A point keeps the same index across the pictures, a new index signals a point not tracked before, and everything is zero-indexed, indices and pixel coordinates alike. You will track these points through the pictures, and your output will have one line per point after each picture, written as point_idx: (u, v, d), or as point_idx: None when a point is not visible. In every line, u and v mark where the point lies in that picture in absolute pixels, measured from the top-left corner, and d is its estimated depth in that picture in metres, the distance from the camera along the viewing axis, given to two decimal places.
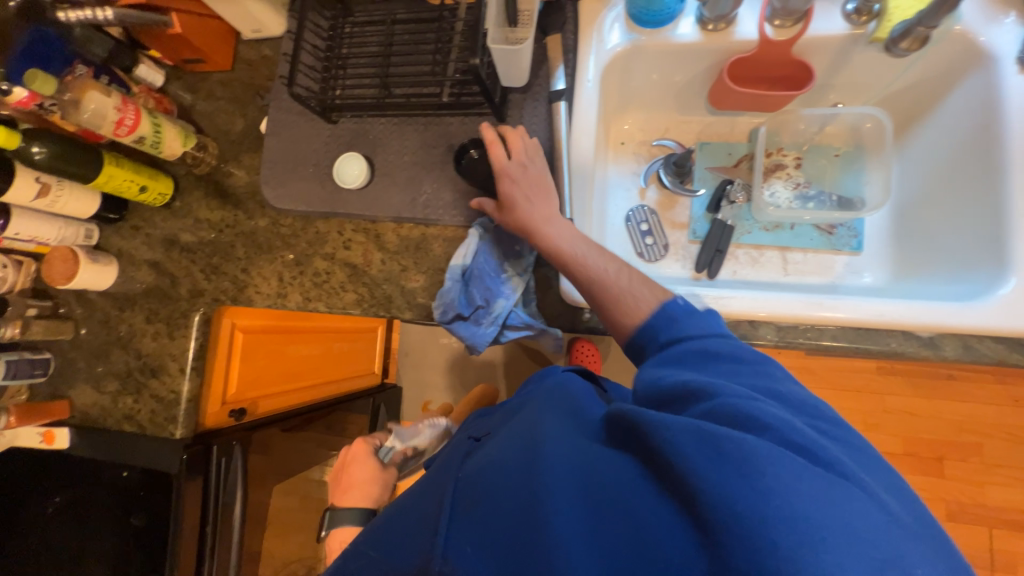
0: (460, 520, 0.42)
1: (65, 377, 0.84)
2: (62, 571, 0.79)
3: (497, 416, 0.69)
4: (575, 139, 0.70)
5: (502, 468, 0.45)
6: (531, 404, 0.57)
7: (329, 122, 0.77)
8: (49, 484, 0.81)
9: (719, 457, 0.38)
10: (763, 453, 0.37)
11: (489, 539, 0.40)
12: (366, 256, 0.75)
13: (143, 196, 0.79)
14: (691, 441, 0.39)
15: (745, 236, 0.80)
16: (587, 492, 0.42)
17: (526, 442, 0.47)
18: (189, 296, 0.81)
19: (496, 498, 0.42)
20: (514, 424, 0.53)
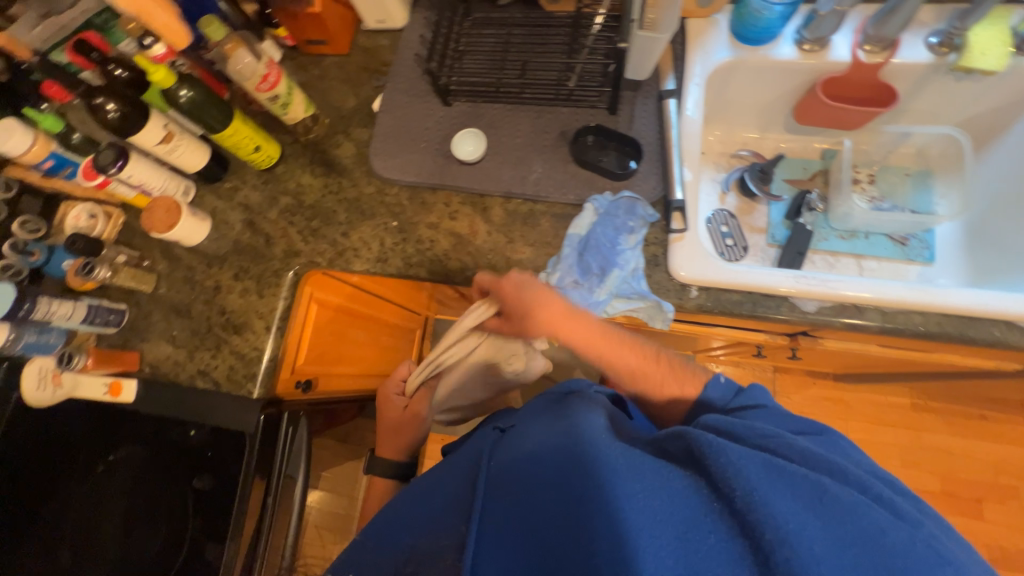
0: (490, 514, 0.51)
1: (137, 330, 0.82)
2: (103, 536, 0.73)
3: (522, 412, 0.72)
4: (681, 132, 0.77)
5: (528, 476, 0.53)
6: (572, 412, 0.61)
7: (445, 105, 0.82)
8: (105, 439, 0.77)
9: (772, 482, 0.41)
10: (803, 489, 0.41)
11: (510, 531, 0.49)
12: (472, 226, 0.77)
13: (254, 156, 0.81)
14: (751, 468, 0.42)
15: (824, 243, 0.86)
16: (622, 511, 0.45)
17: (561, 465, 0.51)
18: (283, 255, 0.82)
19: (520, 501, 0.51)
20: (536, 430, 0.60)
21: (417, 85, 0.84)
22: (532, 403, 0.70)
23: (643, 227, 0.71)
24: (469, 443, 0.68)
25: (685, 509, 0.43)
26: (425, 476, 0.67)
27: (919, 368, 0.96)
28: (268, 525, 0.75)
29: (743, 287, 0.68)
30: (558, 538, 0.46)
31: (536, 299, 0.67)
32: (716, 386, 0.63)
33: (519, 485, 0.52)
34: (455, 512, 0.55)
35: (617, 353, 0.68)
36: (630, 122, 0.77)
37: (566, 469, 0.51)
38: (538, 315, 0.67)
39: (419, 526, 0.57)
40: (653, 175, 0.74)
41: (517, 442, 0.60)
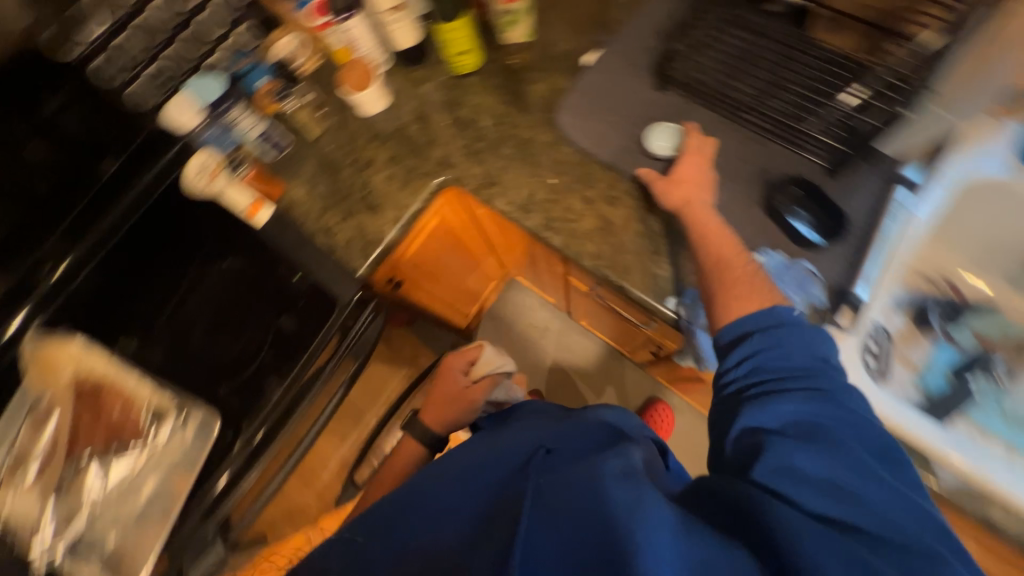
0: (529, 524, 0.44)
1: (289, 166, 0.88)
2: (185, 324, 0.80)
3: (561, 425, 0.66)
4: (907, 225, 0.70)
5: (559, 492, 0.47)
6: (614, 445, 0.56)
7: (657, 88, 0.77)
8: (225, 245, 0.84)
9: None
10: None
11: (540, 543, 0.42)
12: (624, 220, 0.74)
13: (456, 57, 0.82)
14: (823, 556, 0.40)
15: (979, 415, 0.75)
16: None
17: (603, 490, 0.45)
18: (438, 162, 0.83)
19: (550, 517, 0.44)
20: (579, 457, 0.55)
21: (636, 56, 0.79)
22: (585, 425, 0.64)
23: (804, 308, 0.65)
24: (512, 445, 0.63)
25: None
26: (463, 469, 0.62)
27: None
28: (319, 386, 0.79)
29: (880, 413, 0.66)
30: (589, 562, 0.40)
31: (700, 181, 0.68)
32: (794, 342, 0.55)
33: (550, 501, 0.46)
34: (490, 522, 0.48)
35: (733, 266, 0.63)
36: (844, 192, 0.68)
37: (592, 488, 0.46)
38: (688, 195, 0.67)
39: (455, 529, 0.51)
40: (842, 258, 0.66)
41: (557, 467, 0.54)
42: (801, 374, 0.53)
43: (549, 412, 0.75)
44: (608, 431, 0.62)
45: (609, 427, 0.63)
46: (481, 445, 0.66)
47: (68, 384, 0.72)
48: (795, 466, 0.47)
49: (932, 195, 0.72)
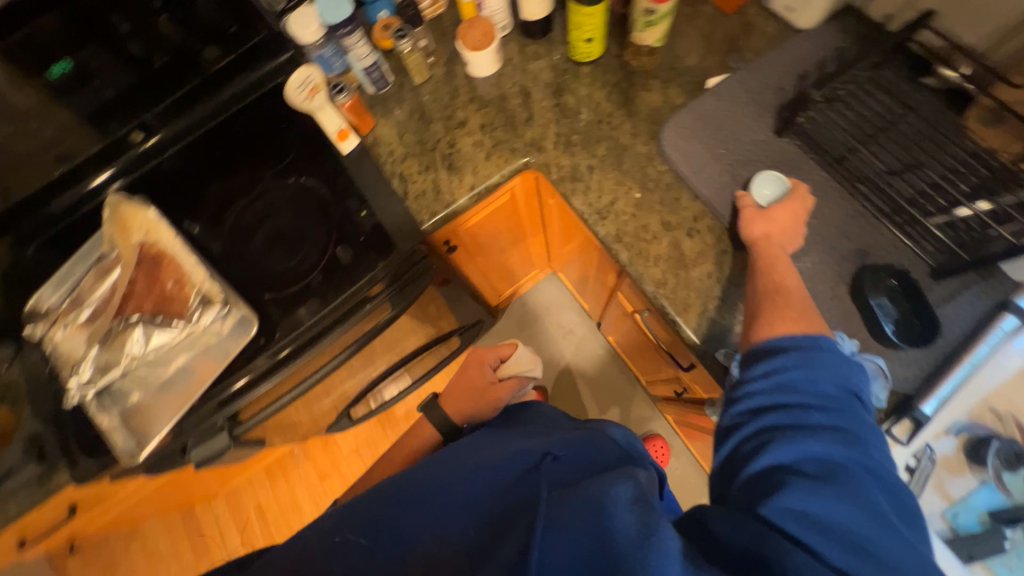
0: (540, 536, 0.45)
1: (385, 103, 0.89)
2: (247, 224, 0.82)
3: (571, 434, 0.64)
4: (998, 358, 0.64)
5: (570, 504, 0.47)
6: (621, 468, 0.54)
7: (774, 133, 0.73)
8: (305, 160, 0.84)
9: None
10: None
11: (547, 551, 0.44)
12: (697, 256, 0.72)
13: (580, 44, 0.79)
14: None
15: (1002, 567, 0.74)
16: None
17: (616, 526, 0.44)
18: (528, 141, 0.82)
19: (559, 545, 0.44)
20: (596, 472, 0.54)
21: (763, 93, 0.76)
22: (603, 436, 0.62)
23: None
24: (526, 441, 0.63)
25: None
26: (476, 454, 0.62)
27: None
28: (356, 320, 0.77)
29: None
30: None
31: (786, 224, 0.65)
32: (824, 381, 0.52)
33: (568, 510, 0.47)
34: (500, 523, 0.50)
35: (792, 300, 0.59)
36: (941, 298, 0.65)
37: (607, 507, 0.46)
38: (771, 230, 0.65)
39: (462, 516, 0.53)
40: (917, 365, 0.63)
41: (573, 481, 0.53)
42: (829, 408, 0.50)
43: (562, 419, 0.75)
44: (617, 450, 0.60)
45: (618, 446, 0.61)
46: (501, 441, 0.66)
47: (136, 245, 0.76)
48: (807, 512, 0.45)
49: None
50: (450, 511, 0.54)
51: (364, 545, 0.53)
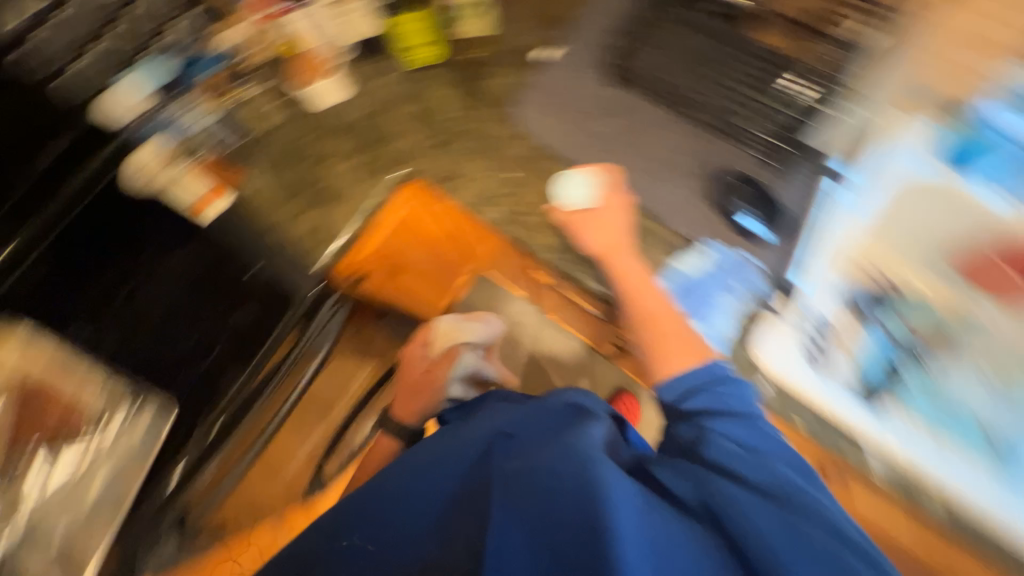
0: (503, 513, 0.45)
1: (246, 153, 0.83)
2: (131, 317, 0.78)
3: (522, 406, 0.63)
4: (840, 217, 0.73)
5: (529, 477, 0.47)
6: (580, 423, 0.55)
7: (608, 85, 0.81)
8: (174, 236, 0.81)
9: (793, 552, 0.42)
10: (808, 552, 0.42)
11: (510, 521, 0.44)
12: (579, 212, 0.77)
13: (418, 52, 0.84)
14: (770, 531, 0.44)
15: (917, 406, 0.72)
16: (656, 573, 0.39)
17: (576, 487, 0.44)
18: (398, 155, 0.84)
19: (518, 513, 0.44)
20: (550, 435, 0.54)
21: (591, 53, 0.82)
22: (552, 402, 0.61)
23: (748, 300, 0.72)
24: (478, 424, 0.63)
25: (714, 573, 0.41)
26: (433, 446, 0.62)
27: None
28: (285, 373, 0.79)
29: (809, 398, 0.69)
30: (562, 531, 0.41)
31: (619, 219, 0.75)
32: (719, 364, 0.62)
33: (529, 483, 0.46)
34: (466, 511, 0.50)
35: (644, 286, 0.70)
36: (781, 181, 0.75)
37: (568, 463, 0.46)
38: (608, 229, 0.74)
39: (431, 515, 0.54)
40: (778, 243, 0.74)
41: (528, 448, 0.53)
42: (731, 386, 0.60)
43: (520, 398, 0.67)
44: (574, 409, 0.59)
45: (576, 406, 0.60)
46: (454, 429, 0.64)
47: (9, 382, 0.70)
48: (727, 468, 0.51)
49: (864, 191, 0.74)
50: (422, 514, 0.54)
51: (371, 552, 0.53)
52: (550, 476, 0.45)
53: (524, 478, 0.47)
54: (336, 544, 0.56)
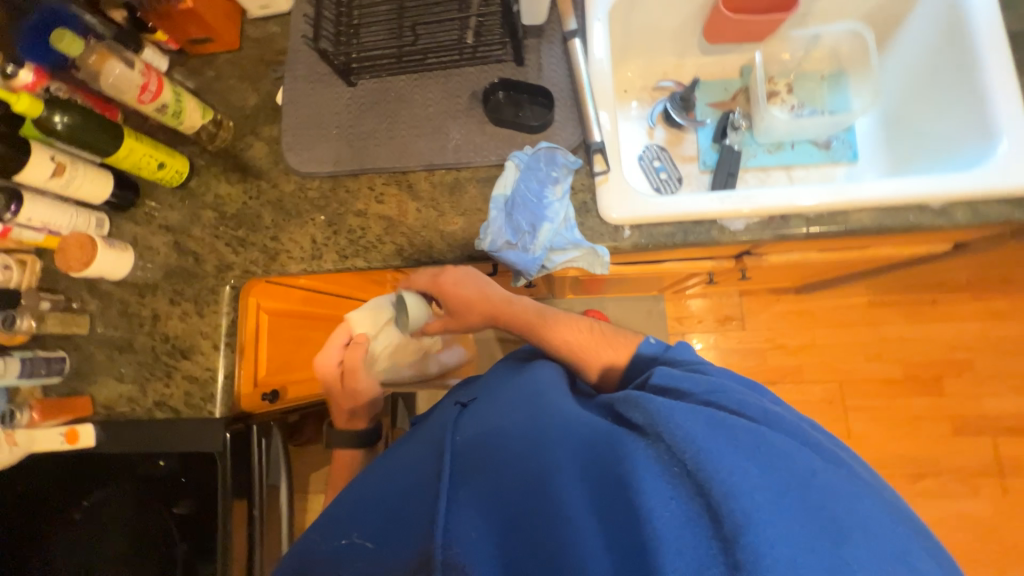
0: (458, 488, 0.48)
1: (83, 373, 0.79)
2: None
3: (478, 384, 0.71)
4: (595, 65, 0.78)
5: (486, 443, 0.52)
6: (532, 372, 0.63)
7: (349, 86, 0.79)
8: (72, 488, 0.76)
9: (725, 440, 0.44)
10: (738, 436, 0.45)
11: (468, 493, 0.48)
12: (400, 207, 0.76)
13: (161, 174, 0.77)
14: (702, 428, 0.45)
15: (751, 160, 0.89)
16: (602, 488, 0.46)
17: (533, 439, 0.51)
18: (216, 272, 0.79)
19: (475, 473, 0.49)
20: (504, 397, 0.60)
21: (316, 69, 0.80)
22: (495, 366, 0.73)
23: (567, 175, 0.71)
24: (436, 414, 0.65)
25: (657, 477, 0.44)
26: (393, 451, 0.62)
27: (863, 265, 1.00)
28: (262, 523, 0.77)
29: (671, 219, 0.70)
30: (520, 507, 0.46)
31: (474, 291, 0.76)
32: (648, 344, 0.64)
33: (486, 453, 0.51)
34: (425, 489, 0.51)
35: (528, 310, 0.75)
36: (538, 71, 0.76)
37: (519, 438, 0.52)
38: (474, 306, 0.76)
39: (389, 501, 0.52)
40: (570, 120, 0.74)
41: (483, 414, 0.58)
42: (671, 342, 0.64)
43: (467, 386, 0.73)
44: (518, 375, 0.64)
45: (521, 372, 0.65)
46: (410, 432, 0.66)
47: None
48: (676, 389, 0.54)
49: (597, 37, 0.79)
50: (370, 513, 0.53)
51: (370, 549, 0.50)
52: (503, 451, 0.51)
53: (479, 440, 0.53)
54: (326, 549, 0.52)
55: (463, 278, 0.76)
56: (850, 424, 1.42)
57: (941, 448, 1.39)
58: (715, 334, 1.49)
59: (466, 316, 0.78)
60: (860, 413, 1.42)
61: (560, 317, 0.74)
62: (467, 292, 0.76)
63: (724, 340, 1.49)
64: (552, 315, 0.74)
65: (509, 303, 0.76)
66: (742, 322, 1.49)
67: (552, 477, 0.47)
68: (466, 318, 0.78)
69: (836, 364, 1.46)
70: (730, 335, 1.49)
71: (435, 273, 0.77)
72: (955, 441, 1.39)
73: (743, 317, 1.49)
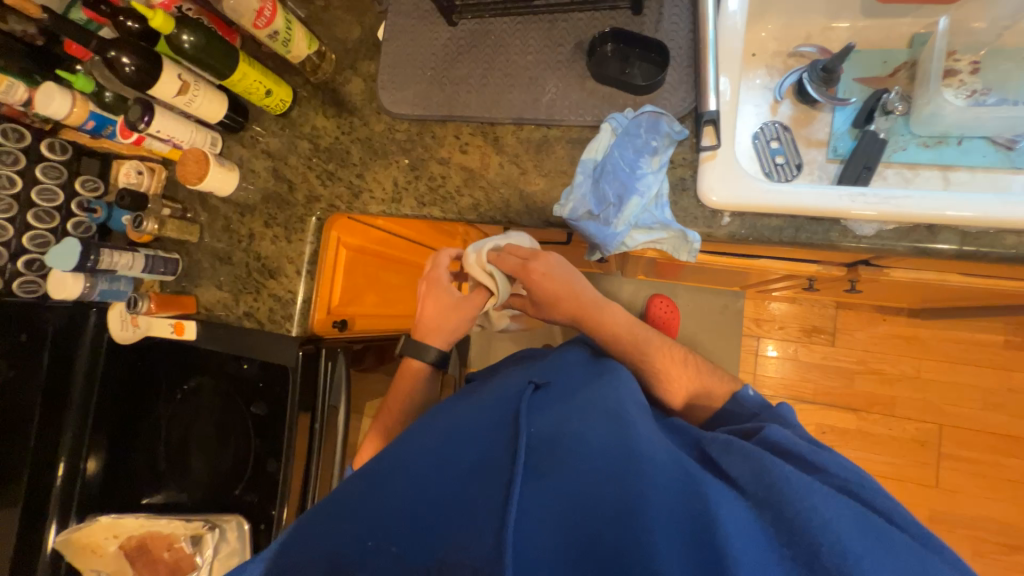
0: (532, 487, 0.47)
1: (190, 276, 0.89)
2: (178, 453, 0.89)
3: (544, 369, 0.69)
4: (723, 20, 0.67)
5: (566, 448, 0.51)
6: (613, 387, 0.60)
7: (450, 26, 0.75)
8: (178, 372, 0.90)
9: (860, 538, 0.40)
10: (877, 538, 0.41)
11: (542, 498, 0.47)
12: (483, 159, 0.73)
13: (267, 101, 0.80)
14: (838, 519, 0.42)
15: (896, 153, 0.74)
16: (693, 536, 0.43)
17: (617, 459, 0.48)
18: (306, 201, 0.84)
19: (550, 478, 0.48)
20: (584, 402, 0.58)
21: (420, 5, 0.77)
22: (562, 357, 0.72)
23: (667, 147, 0.64)
24: (501, 389, 0.64)
25: (756, 550, 0.42)
26: (451, 416, 0.61)
27: (1013, 298, 0.82)
28: (320, 438, 0.84)
29: (783, 212, 0.61)
30: (595, 529, 0.44)
31: (564, 285, 0.73)
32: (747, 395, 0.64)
33: (563, 460, 0.50)
34: (491, 474, 0.50)
35: (616, 317, 0.73)
36: (656, 22, 0.67)
37: (601, 455, 0.50)
38: (561, 301, 0.74)
39: (447, 477, 0.51)
40: (683, 83, 0.65)
41: (559, 412, 0.57)
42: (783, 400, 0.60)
43: (526, 368, 0.71)
44: (601, 382, 0.62)
45: (603, 379, 0.62)
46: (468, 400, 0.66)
47: (116, 551, 0.82)
48: (788, 451, 0.51)
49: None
50: (426, 482, 0.51)
51: (381, 548, 0.47)
52: (583, 463, 0.49)
53: (555, 443, 0.52)
54: (344, 534, 0.48)
55: (555, 269, 0.74)
56: (939, 473, 1.24)
57: None
58: (797, 344, 1.34)
59: (549, 311, 0.77)
60: (955, 464, 1.24)
61: (650, 339, 0.72)
62: (557, 285, 0.74)
63: (806, 353, 1.34)
64: (644, 337, 0.72)
65: (599, 307, 0.73)
66: (833, 337, 1.33)
67: (636, 509, 0.44)
68: (551, 312, 0.77)
69: (939, 404, 1.26)
70: (814, 349, 1.34)
71: (527, 258, 0.75)
72: None
73: (835, 331, 1.32)
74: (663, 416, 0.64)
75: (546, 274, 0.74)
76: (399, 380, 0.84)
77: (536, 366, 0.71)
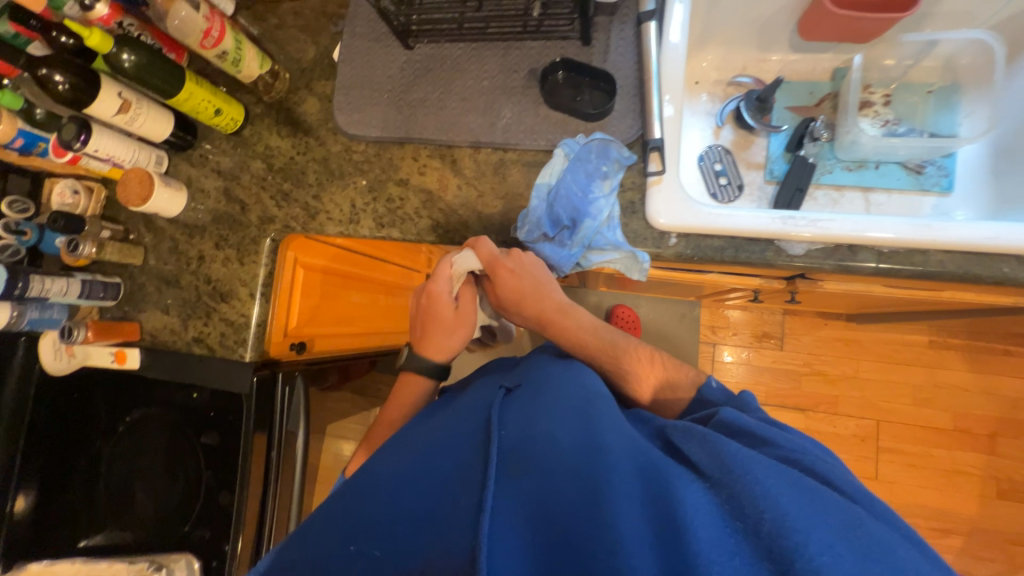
0: (504, 490, 0.48)
1: (134, 301, 0.85)
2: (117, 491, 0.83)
3: (516, 374, 0.70)
4: (666, 52, 0.72)
5: (535, 446, 0.52)
6: (579, 382, 0.62)
7: (405, 48, 0.76)
8: (121, 404, 0.85)
9: (808, 512, 0.42)
10: (827, 511, 0.43)
11: (514, 499, 0.47)
12: (441, 181, 0.74)
13: (216, 120, 0.78)
14: (783, 492, 0.44)
15: (824, 176, 0.81)
16: (660, 520, 0.44)
17: (585, 452, 0.50)
18: (259, 222, 0.82)
19: (521, 478, 0.49)
20: (550, 401, 0.59)
21: (376, 29, 0.78)
22: (531, 362, 0.73)
23: (617, 171, 0.67)
24: (473, 400, 0.65)
25: (716, 529, 0.43)
26: (423, 432, 0.62)
27: (930, 305, 0.90)
28: (277, 466, 0.81)
29: (724, 233, 0.65)
30: (565, 523, 0.45)
31: (530, 286, 0.70)
32: (713, 388, 0.66)
33: (532, 459, 0.51)
34: (465, 482, 0.51)
35: (583, 315, 0.73)
36: (604, 53, 0.71)
37: (569, 451, 0.51)
38: (526, 301, 0.71)
39: (421, 490, 0.52)
40: (630, 111, 0.69)
41: (528, 411, 0.58)
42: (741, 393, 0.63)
43: (497, 376, 0.73)
44: (568, 378, 0.63)
45: (568, 374, 0.64)
46: (440, 413, 0.66)
47: None
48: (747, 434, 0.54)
49: (673, 19, 0.73)
50: (397, 499, 0.52)
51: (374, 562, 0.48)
52: (552, 462, 0.50)
53: (526, 440, 0.53)
54: (328, 559, 0.49)
55: (523, 270, 0.70)
56: (878, 466, 1.34)
57: (975, 507, 1.29)
58: (749, 349, 1.42)
59: (516, 306, 0.72)
60: (892, 457, 1.33)
61: (619, 341, 0.72)
62: (522, 283, 0.70)
63: (758, 358, 1.42)
64: (612, 337, 0.72)
65: (567, 310, 0.72)
66: (782, 341, 1.41)
67: (603, 501, 0.45)
68: (517, 309, 0.72)
69: (878, 402, 1.36)
70: (765, 353, 1.41)
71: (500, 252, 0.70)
72: (993, 503, 1.29)
73: (782, 336, 1.41)
74: (627, 410, 0.66)
75: (513, 275, 0.70)
76: (392, 402, 0.80)
77: (509, 374, 0.72)
